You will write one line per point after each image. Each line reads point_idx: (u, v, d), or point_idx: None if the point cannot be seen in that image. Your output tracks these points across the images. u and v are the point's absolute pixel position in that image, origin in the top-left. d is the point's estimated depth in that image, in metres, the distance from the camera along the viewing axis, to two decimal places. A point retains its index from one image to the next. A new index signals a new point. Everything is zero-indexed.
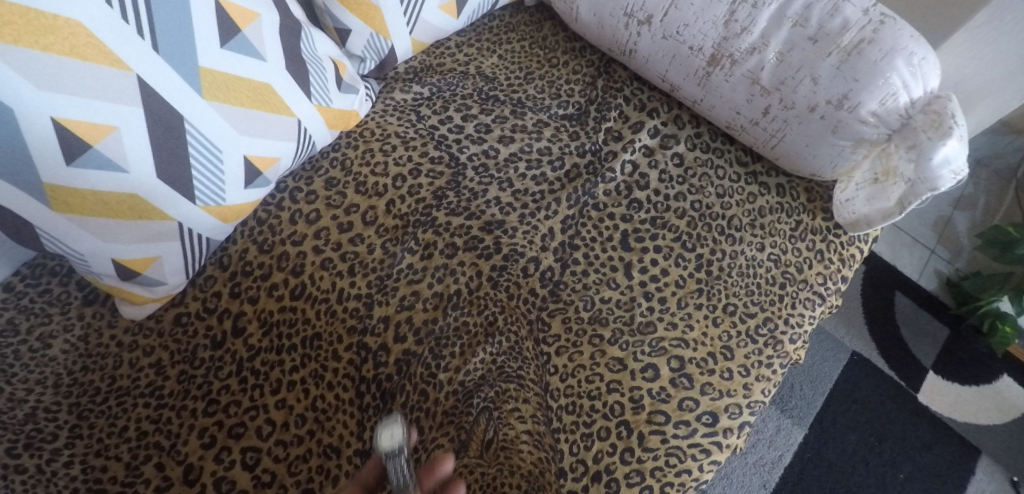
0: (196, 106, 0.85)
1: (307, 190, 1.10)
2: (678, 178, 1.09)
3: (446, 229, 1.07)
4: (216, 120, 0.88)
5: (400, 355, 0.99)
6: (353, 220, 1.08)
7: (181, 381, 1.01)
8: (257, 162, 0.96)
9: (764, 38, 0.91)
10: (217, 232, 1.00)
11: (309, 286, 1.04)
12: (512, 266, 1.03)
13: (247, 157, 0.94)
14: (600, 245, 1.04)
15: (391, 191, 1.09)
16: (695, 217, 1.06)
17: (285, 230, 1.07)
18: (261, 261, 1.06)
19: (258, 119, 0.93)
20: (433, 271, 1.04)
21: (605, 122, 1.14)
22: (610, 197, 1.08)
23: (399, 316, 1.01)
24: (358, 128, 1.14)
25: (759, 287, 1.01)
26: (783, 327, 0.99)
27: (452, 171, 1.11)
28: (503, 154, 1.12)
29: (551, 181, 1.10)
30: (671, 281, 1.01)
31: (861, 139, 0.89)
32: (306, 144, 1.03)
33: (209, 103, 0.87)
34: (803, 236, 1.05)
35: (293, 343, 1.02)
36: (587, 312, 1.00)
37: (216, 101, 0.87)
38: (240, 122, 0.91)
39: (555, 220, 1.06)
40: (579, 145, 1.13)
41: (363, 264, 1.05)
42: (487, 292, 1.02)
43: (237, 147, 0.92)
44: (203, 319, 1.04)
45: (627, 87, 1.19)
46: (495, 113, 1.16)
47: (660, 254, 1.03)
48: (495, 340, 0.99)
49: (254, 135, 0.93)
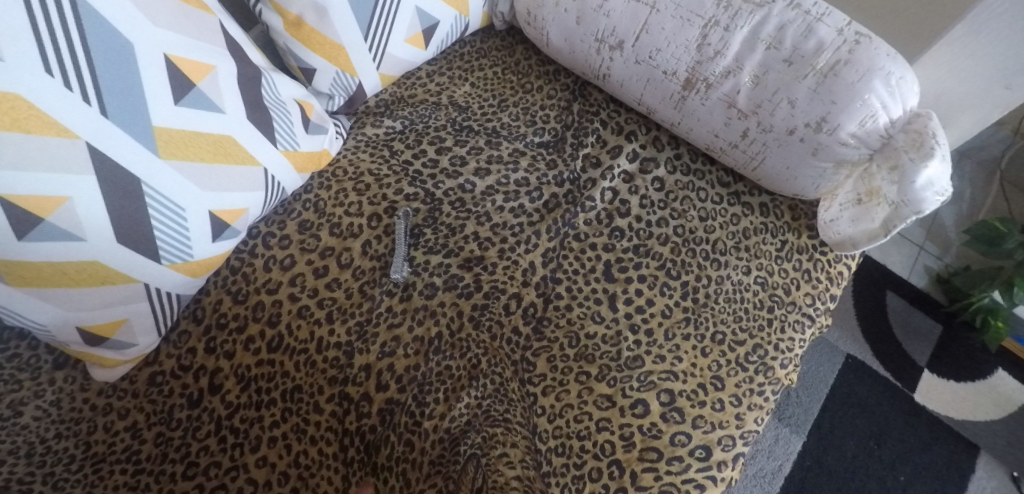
0: (153, 166, 0.82)
1: (280, 234, 1.06)
2: (660, 203, 1.07)
3: (426, 269, 1.04)
4: (176, 178, 0.85)
5: (383, 404, 0.96)
6: (329, 264, 1.04)
7: (158, 444, 0.97)
8: (224, 216, 0.93)
9: (738, 60, 0.89)
10: (187, 289, 0.96)
11: (287, 336, 1.01)
12: (494, 304, 1.01)
13: (212, 211, 0.91)
14: (583, 277, 1.02)
15: (367, 232, 1.06)
16: (679, 243, 1.03)
17: (259, 279, 1.03)
18: (236, 313, 1.02)
19: (221, 172, 0.90)
20: (413, 313, 1.01)
21: (583, 148, 1.12)
22: (592, 226, 1.05)
23: (380, 365, 0.98)
24: (330, 168, 1.11)
25: (747, 311, 0.99)
26: (773, 353, 0.97)
27: (428, 207, 1.08)
28: (480, 187, 1.09)
29: (530, 213, 1.07)
30: (657, 311, 0.99)
31: (843, 161, 0.87)
32: (275, 190, 1.00)
33: (167, 162, 0.84)
34: (789, 256, 1.03)
35: (274, 397, 0.98)
36: (573, 348, 0.98)
37: (174, 159, 0.84)
38: (202, 178, 0.88)
39: (536, 253, 1.04)
40: (557, 173, 1.10)
41: (341, 309, 1.02)
42: (470, 333, 0.99)
43: (201, 203, 0.89)
44: (179, 377, 1.01)
45: (604, 109, 1.16)
46: (470, 144, 1.13)
47: (645, 284, 1.01)
48: (480, 383, 0.95)
49: (218, 189, 0.90)
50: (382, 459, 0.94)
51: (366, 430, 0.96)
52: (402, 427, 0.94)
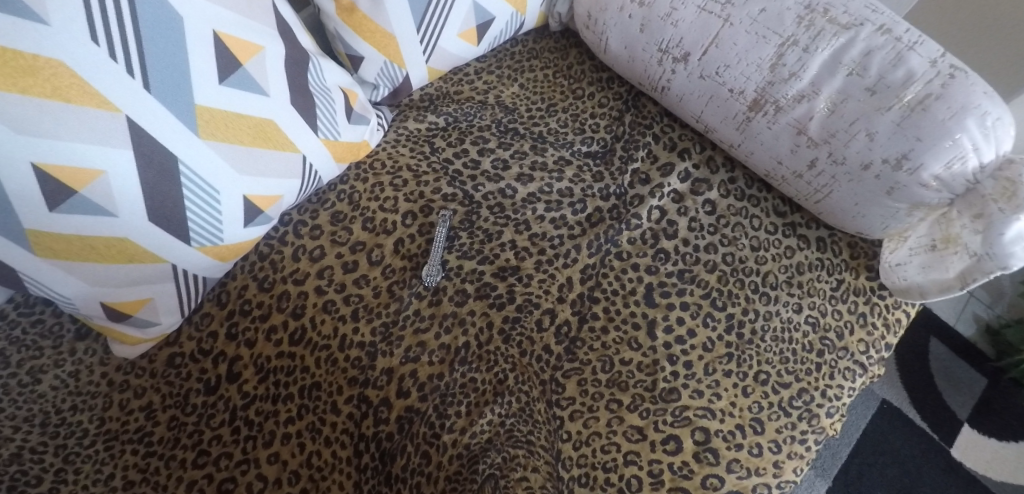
0: (191, 145, 0.80)
1: (312, 224, 1.03)
2: (710, 227, 1.01)
3: (458, 274, 1.00)
4: (214, 159, 0.82)
5: (402, 412, 0.92)
6: (359, 260, 1.01)
7: (172, 427, 0.95)
8: (258, 202, 0.90)
9: (815, 84, 0.83)
10: (213, 271, 0.94)
11: (310, 330, 0.98)
12: (526, 318, 0.96)
13: (247, 196, 0.88)
14: (622, 299, 0.97)
15: (400, 229, 1.03)
16: (727, 272, 0.98)
17: (288, 268, 1.01)
18: (261, 301, 1.00)
19: (260, 156, 0.87)
20: (440, 319, 0.97)
21: (632, 162, 1.06)
22: (635, 245, 1.00)
23: (402, 370, 0.94)
24: (368, 159, 1.08)
25: (794, 353, 0.93)
26: (820, 400, 0.92)
27: (466, 209, 1.04)
28: (521, 194, 1.05)
29: (571, 226, 1.02)
30: (697, 343, 0.94)
31: (920, 203, 0.80)
32: (312, 179, 0.97)
33: (205, 142, 0.81)
34: (844, 297, 0.97)
35: (291, 392, 0.95)
36: (605, 373, 0.93)
37: (212, 140, 0.81)
38: (240, 161, 0.85)
39: (574, 269, 0.99)
40: (603, 186, 1.05)
41: (367, 308, 0.98)
42: (499, 346, 0.95)
43: (237, 186, 0.86)
44: (198, 361, 0.98)
45: (658, 122, 1.10)
46: (514, 148, 1.09)
47: (687, 312, 0.95)
48: (505, 400, 0.91)
49: (255, 174, 0.87)
50: (397, 469, 0.90)
51: (383, 437, 0.92)
52: (419, 437, 0.91)
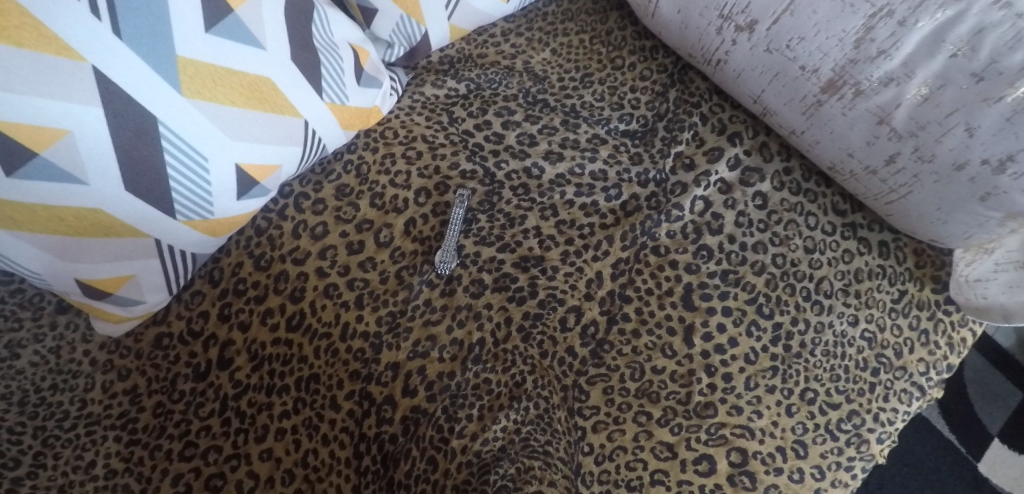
0: (174, 104, 0.69)
1: (314, 197, 0.93)
2: (760, 223, 0.91)
3: (475, 262, 0.90)
4: (201, 121, 0.71)
5: (407, 412, 0.84)
6: (365, 240, 0.91)
7: (158, 414, 0.86)
8: (253, 172, 0.79)
9: (907, 66, 0.72)
10: (203, 247, 0.84)
11: (309, 316, 0.88)
12: (549, 315, 0.87)
13: (240, 165, 0.77)
14: (656, 299, 0.87)
15: (412, 208, 0.93)
16: (777, 276, 0.89)
17: (287, 246, 0.91)
18: (257, 281, 0.90)
19: (255, 120, 0.76)
20: (453, 312, 0.87)
21: (676, 145, 0.95)
22: (674, 239, 0.90)
23: (409, 367, 0.85)
24: (379, 127, 0.97)
25: (845, 369, 0.85)
26: (871, 424, 0.83)
27: (486, 189, 0.94)
28: (549, 175, 0.94)
29: (603, 213, 0.92)
30: (739, 354, 0.85)
31: (1017, 212, 0.70)
32: (315, 147, 0.86)
33: (190, 100, 0.70)
34: (906, 311, 0.87)
35: (287, 383, 0.86)
36: (634, 382, 0.84)
37: (198, 98, 0.70)
38: (232, 125, 0.74)
39: (605, 262, 0.89)
40: (642, 171, 0.94)
41: (373, 295, 0.89)
42: (517, 345, 0.85)
43: (229, 154, 0.75)
44: (187, 343, 0.89)
45: (706, 100, 0.98)
46: (543, 122, 0.98)
47: (728, 318, 0.86)
48: (522, 405, 0.82)
49: (250, 139, 0.76)
50: (399, 476, 0.82)
51: (385, 439, 0.83)
52: (426, 441, 0.82)
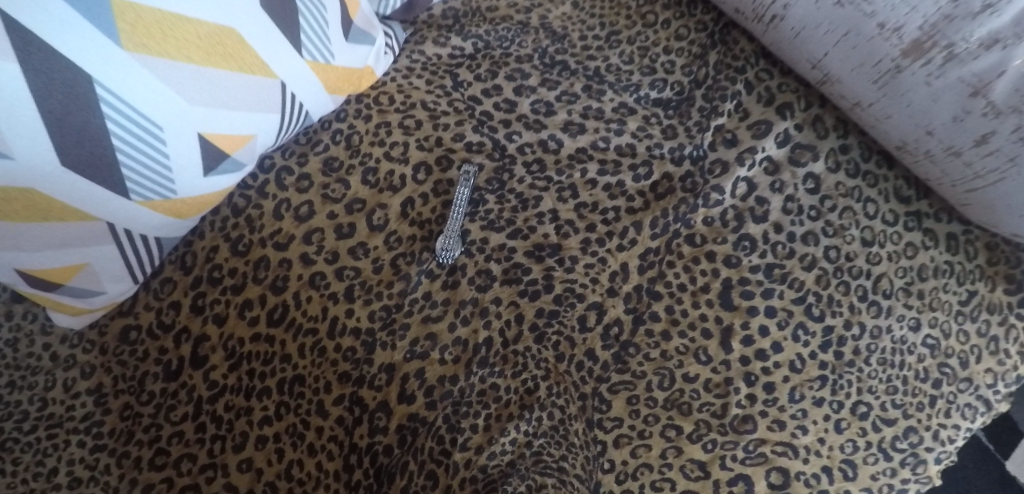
0: (112, 60, 0.56)
1: (299, 172, 0.81)
2: (812, 211, 0.81)
3: (482, 249, 0.78)
4: (149, 81, 0.59)
5: (403, 421, 0.72)
6: (356, 222, 0.79)
7: (124, 418, 0.76)
8: (218, 143, 0.67)
9: (1015, 27, 0.64)
10: (168, 231, 0.73)
11: (293, 309, 0.77)
12: (566, 313, 0.76)
13: (203, 135, 0.65)
14: (690, 296, 0.77)
15: (410, 187, 0.81)
16: (829, 272, 0.79)
17: (267, 228, 0.79)
18: (234, 268, 0.79)
19: (219, 80, 0.63)
20: (457, 307, 0.76)
21: (717, 117, 0.83)
22: (712, 227, 0.79)
23: (407, 369, 0.74)
24: (372, 92, 0.85)
25: (904, 381, 0.76)
26: (930, 443, 0.75)
27: (496, 164, 0.82)
28: (568, 149, 0.82)
29: (630, 195, 0.80)
30: (783, 361, 0.76)
31: None
32: (294, 113, 0.74)
33: (134, 55, 0.57)
34: (974, 314, 0.78)
35: (268, 385, 0.75)
36: (663, 391, 0.74)
37: (143, 52, 0.57)
38: (190, 86, 0.61)
39: (632, 252, 0.78)
40: (675, 146, 0.82)
41: (365, 285, 0.77)
42: (530, 346, 0.75)
43: (189, 122, 0.63)
44: (156, 337, 0.78)
45: (752, 65, 0.87)
46: (561, 87, 0.86)
47: (772, 319, 0.77)
48: (533, 416, 0.71)
49: (215, 105, 0.64)
50: None
51: (379, 451, 0.72)
52: (425, 454, 0.70)
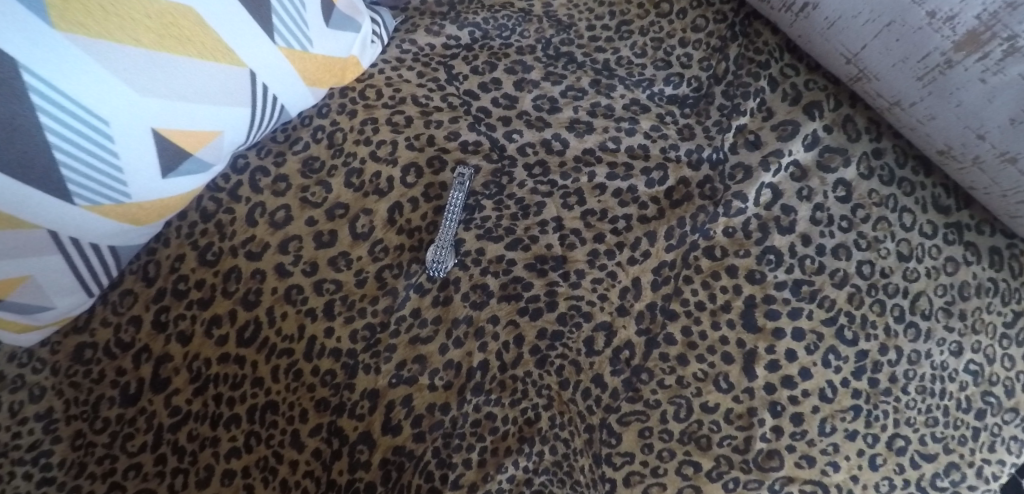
0: (41, 42, 0.47)
1: (275, 173, 0.73)
2: (843, 221, 0.73)
3: (478, 261, 0.70)
4: (89, 67, 0.50)
5: (388, 455, 0.64)
6: (338, 230, 0.71)
7: (75, 447, 0.67)
8: (176, 139, 0.58)
9: None
10: (124, 238, 0.64)
11: (266, 327, 0.68)
12: (571, 335, 0.68)
13: (157, 130, 0.57)
14: (709, 315, 0.69)
15: (398, 190, 0.73)
16: (862, 290, 0.71)
17: (240, 235, 0.71)
18: (201, 280, 0.69)
19: (174, 67, 0.55)
20: (449, 326, 0.68)
21: (739, 116, 0.76)
22: (734, 238, 0.71)
23: (392, 396, 0.65)
24: (357, 85, 0.77)
25: (945, 412, 0.69)
26: (973, 481, 0.68)
27: (494, 166, 0.74)
28: (574, 150, 0.74)
29: (643, 203, 0.72)
30: (811, 389, 0.68)
31: None
32: (265, 105, 0.65)
33: (67, 36, 0.48)
34: (1020, 338, 0.71)
35: (237, 412, 0.66)
36: (679, 422, 0.66)
37: (79, 33, 0.49)
38: (140, 73, 0.53)
39: (645, 266, 0.70)
40: (693, 148, 0.74)
41: (347, 301, 0.69)
42: (530, 372, 0.67)
43: (142, 115, 0.55)
44: (113, 357, 0.69)
45: (776, 60, 0.79)
46: (567, 82, 0.77)
47: (800, 343, 0.69)
48: (533, 450, 0.63)
49: (172, 96, 0.56)
50: None
51: (360, 490, 0.63)
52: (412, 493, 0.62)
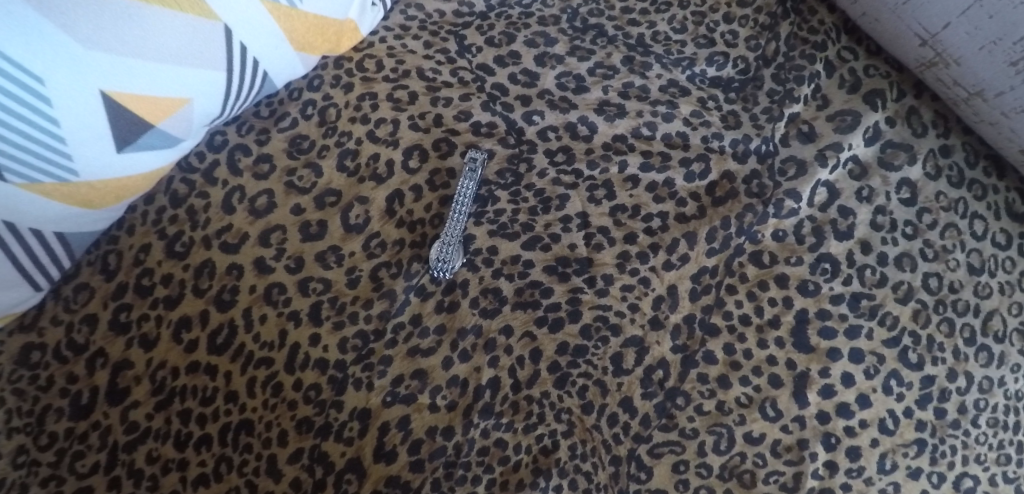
0: None
1: (257, 152, 0.63)
2: (907, 228, 0.64)
3: (490, 262, 0.61)
4: (14, 9, 0.40)
5: (380, 487, 0.54)
6: (329, 220, 0.61)
7: (16, 466, 0.53)
8: (131, 105, 0.48)
9: None
10: (75, 224, 0.53)
11: (242, 332, 0.58)
12: (597, 350, 0.58)
13: (107, 92, 0.47)
14: (755, 332, 0.60)
15: (399, 177, 0.63)
16: (928, 306, 0.62)
17: (215, 224, 0.61)
18: (169, 274, 0.59)
19: (127, 15, 0.45)
20: (454, 337, 0.58)
21: (792, 103, 0.66)
22: (784, 243, 0.62)
23: (386, 417, 0.56)
24: (355, 55, 0.67)
25: (1019, 449, 0.60)
26: None
27: (510, 152, 0.64)
28: (602, 136, 0.65)
29: (681, 199, 0.63)
30: (869, 419, 0.59)
31: None
32: (244, 70, 0.55)
33: None
34: None
35: (208, 432, 0.56)
36: (719, 456, 0.57)
37: None
38: (82, 20, 0.43)
39: (683, 273, 0.61)
40: (739, 138, 0.65)
41: (337, 303, 0.59)
42: (548, 393, 0.57)
43: (86, 73, 0.45)
44: (64, 360, 0.57)
45: (833, 41, 0.69)
46: (596, 58, 0.68)
47: (857, 366, 0.60)
48: (551, 485, 0.54)
49: (126, 52, 0.46)
50: None
51: None
52: None
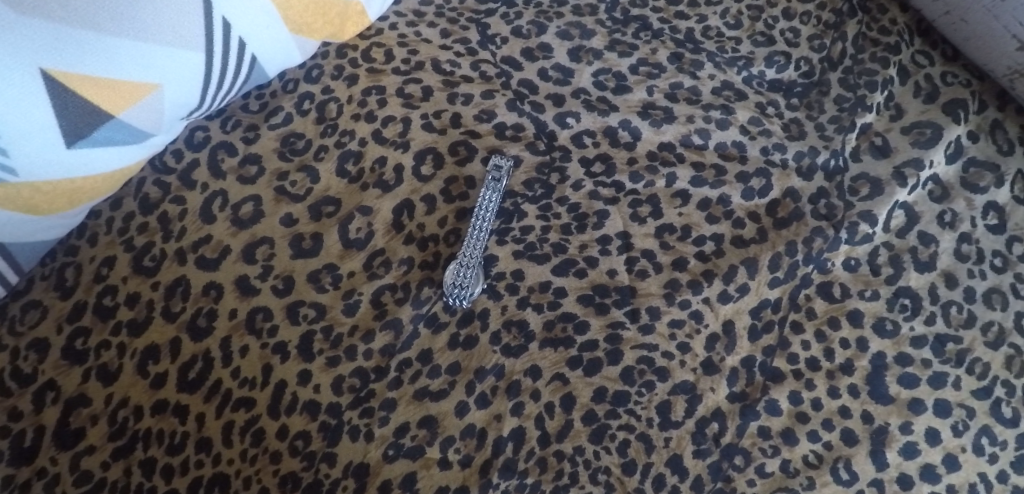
0: None
1: (244, 152, 0.54)
2: (996, 259, 0.55)
3: (515, 288, 0.52)
4: None
5: None
6: (325, 234, 0.52)
7: None
8: (80, 87, 0.39)
9: None
10: (19, 233, 0.44)
11: (219, 366, 0.48)
12: (641, 397, 0.49)
13: (47, 70, 0.38)
14: (825, 378, 0.50)
15: (410, 185, 0.54)
16: None
17: (191, 235, 0.51)
18: (135, 294, 0.49)
19: None
20: (471, 378, 0.49)
21: (863, 112, 0.58)
22: (858, 274, 0.54)
23: (388, 474, 0.46)
24: (362, 44, 0.58)
25: None
26: None
27: (540, 159, 0.56)
28: (646, 144, 0.56)
29: (737, 219, 0.54)
30: (958, 485, 0.48)
31: None
32: (227, 53, 0.46)
33: None
34: None
35: (175, 487, 0.45)
36: None
37: None
38: None
39: (741, 306, 0.52)
40: (804, 151, 0.57)
41: (333, 334, 0.50)
42: (582, 448, 0.47)
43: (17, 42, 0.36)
44: (6, 394, 0.46)
45: (907, 43, 0.61)
46: (638, 54, 0.60)
47: (944, 421, 0.50)
48: None
49: (70, 19, 0.37)
50: None
51: None
52: None
